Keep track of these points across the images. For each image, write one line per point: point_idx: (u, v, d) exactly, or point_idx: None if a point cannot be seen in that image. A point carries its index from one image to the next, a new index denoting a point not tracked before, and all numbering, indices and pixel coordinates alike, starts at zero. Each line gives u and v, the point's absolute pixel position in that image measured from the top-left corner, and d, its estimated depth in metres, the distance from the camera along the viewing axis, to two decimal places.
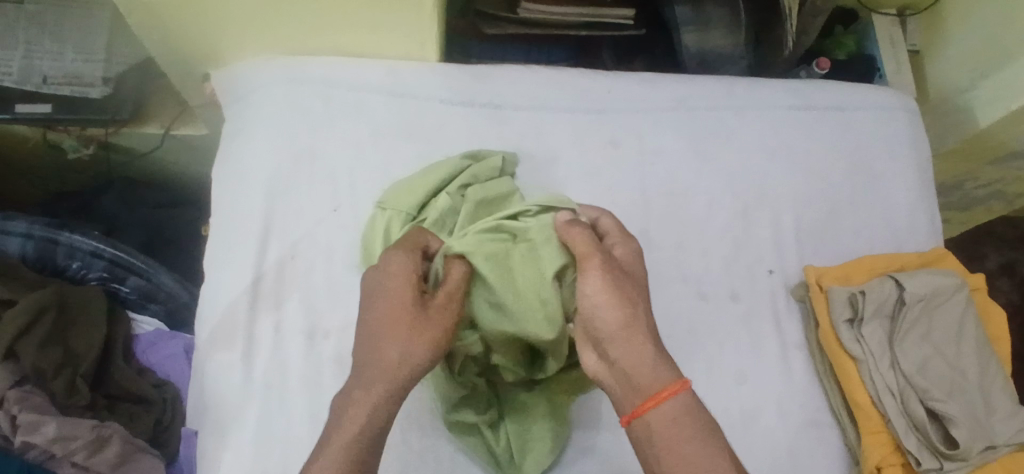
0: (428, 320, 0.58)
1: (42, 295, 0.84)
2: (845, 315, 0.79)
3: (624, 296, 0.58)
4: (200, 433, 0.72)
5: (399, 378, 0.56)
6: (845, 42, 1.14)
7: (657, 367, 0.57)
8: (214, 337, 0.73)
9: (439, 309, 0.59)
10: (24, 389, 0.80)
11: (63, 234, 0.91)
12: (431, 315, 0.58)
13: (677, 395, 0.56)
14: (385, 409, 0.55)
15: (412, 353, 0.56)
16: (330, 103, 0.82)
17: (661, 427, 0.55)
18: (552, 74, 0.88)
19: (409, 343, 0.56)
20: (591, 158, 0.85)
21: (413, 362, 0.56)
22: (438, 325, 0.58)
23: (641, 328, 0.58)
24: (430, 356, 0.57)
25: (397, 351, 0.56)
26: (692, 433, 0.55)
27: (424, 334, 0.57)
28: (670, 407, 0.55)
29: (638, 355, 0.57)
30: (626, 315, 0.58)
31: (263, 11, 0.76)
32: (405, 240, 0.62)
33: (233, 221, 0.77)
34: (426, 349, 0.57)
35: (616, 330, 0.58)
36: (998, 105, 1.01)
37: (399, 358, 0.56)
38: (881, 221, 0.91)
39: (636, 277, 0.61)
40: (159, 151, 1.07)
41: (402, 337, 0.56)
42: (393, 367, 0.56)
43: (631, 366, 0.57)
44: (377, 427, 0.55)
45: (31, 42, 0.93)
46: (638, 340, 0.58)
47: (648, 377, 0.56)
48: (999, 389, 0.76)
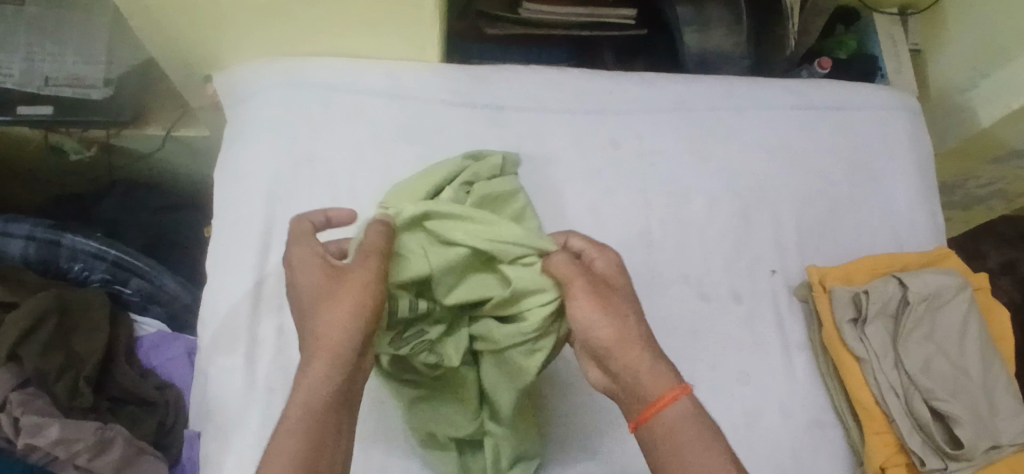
0: (342, 287, 0.54)
1: (43, 298, 0.83)
2: (848, 315, 0.79)
3: (614, 311, 0.56)
4: (203, 436, 0.72)
5: (333, 353, 0.53)
6: (846, 43, 1.13)
7: (655, 372, 0.55)
8: (216, 339, 0.73)
9: (355, 271, 0.55)
10: (26, 392, 0.80)
11: (65, 235, 0.91)
12: (344, 282, 0.55)
13: (684, 395, 0.55)
14: (326, 385, 0.53)
15: (333, 324, 0.53)
16: (330, 105, 0.82)
17: (676, 426, 0.54)
18: (553, 74, 0.88)
19: (328, 316, 0.54)
20: (593, 159, 0.85)
21: (338, 332, 0.53)
22: (354, 287, 0.54)
23: (634, 337, 0.56)
24: (353, 317, 0.53)
25: (321, 327, 0.54)
26: (704, 431, 0.54)
27: (341, 302, 0.54)
28: (671, 412, 0.54)
29: (640, 365, 0.55)
30: (617, 330, 0.56)
31: (264, 12, 0.76)
32: (297, 233, 0.61)
33: (234, 223, 0.77)
34: (348, 315, 0.53)
35: (612, 344, 0.56)
36: (1000, 104, 1.01)
37: (323, 333, 0.54)
38: (883, 221, 0.91)
39: (620, 289, 0.58)
40: (159, 152, 1.07)
41: (323, 313, 0.54)
42: (323, 342, 0.54)
43: (636, 371, 0.55)
44: (322, 405, 0.52)
45: (31, 45, 0.93)
46: (639, 346, 0.56)
47: (653, 379, 0.55)
48: (1004, 388, 0.76)
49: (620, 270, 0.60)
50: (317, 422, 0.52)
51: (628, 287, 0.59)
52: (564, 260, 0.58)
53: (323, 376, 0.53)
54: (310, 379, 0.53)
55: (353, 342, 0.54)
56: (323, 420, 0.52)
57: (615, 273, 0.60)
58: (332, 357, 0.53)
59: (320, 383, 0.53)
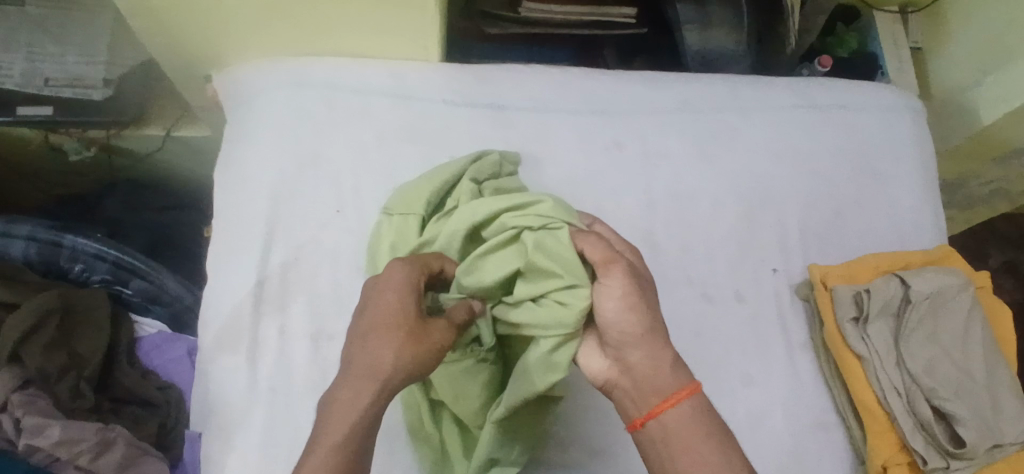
0: (420, 333, 0.54)
1: (48, 298, 0.83)
2: (850, 314, 0.79)
3: (649, 300, 0.56)
4: (205, 437, 0.72)
5: (378, 384, 0.52)
6: (846, 40, 1.14)
7: (674, 367, 0.55)
8: (219, 340, 0.73)
9: (437, 329, 0.55)
10: (28, 393, 0.78)
11: (66, 237, 0.91)
12: (425, 330, 0.54)
13: (699, 393, 0.56)
14: (368, 419, 0.51)
15: (395, 359, 0.52)
16: (334, 106, 0.81)
17: (689, 422, 0.54)
18: (555, 74, 0.88)
19: (399, 356, 0.52)
20: (595, 159, 0.84)
21: (401, 376, 0.52)
22: (430, 343, 0.54)
23: (661, 330, 0.56)
24: (418, 373, 0.53)
25: (386, 361, 0.52)
26: (717, 430, 0.55)
27: (416, 349, 0.53)
28: (686, 407, 0.55)
29: (663, 358, 0.55)
30: (647, 318, 0.55)
31: (267, 12, 0.76)
32: (417, 254, 0.59)
33: (238, 224, 0.77)
34: (415, 363, 0.53)
35: (639, 333, 0.55)
36: (1002, 103, 1.01)
37: (385, 369, 0.52)
38: (886, 220, 0.91)
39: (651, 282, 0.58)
40: (161, 152, 1.06)
41: (388, 342, 0.52)
42: (380, 377, 0.52)
43: (658, 363, 0.55)
44: (359, 438, 0.51)
45: (32, 44, 0.94)
46: (663, 339, 0.56)
47: (673, 373, 0.55)
48: (1006, 388, 0.76)
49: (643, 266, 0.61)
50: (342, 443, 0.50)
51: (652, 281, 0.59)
52: (603, 242, 0.57)
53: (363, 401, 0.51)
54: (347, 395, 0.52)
55: (399, 384, 0.53)
56: (346, 442, 0.50)
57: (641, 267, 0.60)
58: (375, 389, 0.52)
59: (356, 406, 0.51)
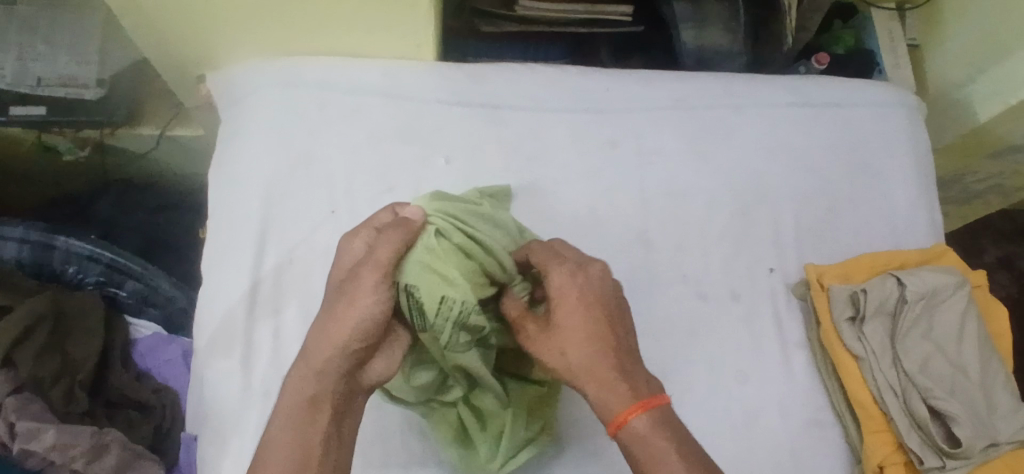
0: (343, 300, 0.57)
1: (39, 302, 0.83)
2: (846, 314, 0.79)
3: (551, 348, 0.58)
4: (200, 440, 0.72)
5: (312, 362, 0.56)
6: (843, 38, 1.13)
7: (601, 398, 0.57)
8: (214, 342, 0.73)
9: (360, 285, 0.56)
10: (24, 396, 0.78)
11: (58, 238, 0.90)
12: (348, 295, 0.56)
13: (635, 417, 0.56)
14: (309, 392, 0.56)
15: (328, 333, 0.56)
16: (327, 106, 0.81)
17: (631, 449, 0.56)
18: (550, 72, 0.87)
19: (320, 329, 0.57)
20: (590, 159, 0.84)
21: (326, 345, 0.56)
22: (349, 305, 0.56)
23: (573, 367, 0.58)
24: (344, 335, 0.56)
25: (313, 338, 0.57)
26: (659, 449, 0.55)
27: (342, 317, 0.56)
28: (623, 434, 0.56)
29: (586, 396, 0.58)
30: (557, 360, 0.58)
31: (256, 10, 0.75)
32: (360, 225, 0.62)
33: (230, 226, 0.77)
34: (348, 329, 0.56)
35: (559, 374, 0.59)
36: (998, 101, 1.01)
37: (314, 343, 0.57)
38: (882, 218, 0.91)
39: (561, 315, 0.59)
40: (154, 152, 1.06)
41: (319, 320, 0.58)
42: (313, 351, 0.57)
43: (585, 398, 0.58)
44: (304, 412, 0.56)
45: (22, 44, 0.93)
46: (583, 375, 0.57)
47: (602, 402, 0.57)
48: (1000, 386, 0.76)
49: (563, 292, 0.59)
50: (303, 422, 0.55)
51: (571, 313, 0.58)
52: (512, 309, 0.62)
53: (304, 383, 0.56)
54: (298, 383, 0.57)
55: (340, 355, 0.56)
56: (311, 420, 0.55)
57: (556, 294, 0.59)
58: (321, 366, 0.56)
59: (306, 390, 0.56)
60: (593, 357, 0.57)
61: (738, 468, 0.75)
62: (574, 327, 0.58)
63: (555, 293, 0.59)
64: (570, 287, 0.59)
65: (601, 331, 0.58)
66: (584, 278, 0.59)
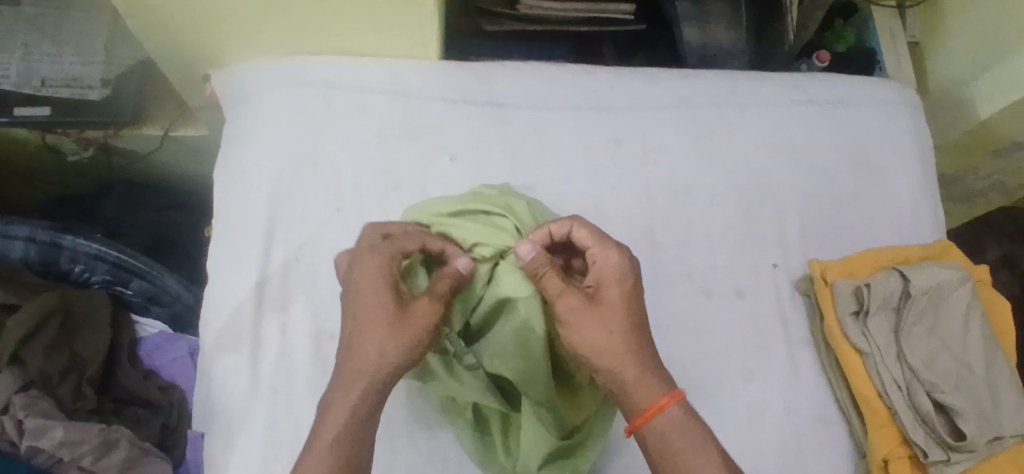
0: (406, 325, 0.58)
1: (47, 299, 0.83)
2: (850, 308, 0.79)
3: (600, 326, 0.58)
4: (207, 437, 0.72)
5: (370, 380, 0.57)
6: (845, 36, 1.14)
7: (644, 382, 0.58)
8: (221, 340, 0.73)
9: (423, 312, 0.58)
10: (31, 394, 0.78)
11: (66, 237, 0.90)
12: (409, 320, 0.58)
13: (670, 405, 0.57)
14: (362, 411, 0.56)
15: (387, 354, 0.57)
16: (332, 104, 0.81)
17: (662, 436, 0.57)
18: (554, 70, 0.88)
19: (383, 348, 0.57)
20: (595, 157, 0.85)
21: (389, 364, 0.57)
22: (415, 329, 0.58)
23: (621, 347, 0.58)
24: (405, 358, 0.57)
25: (374, 353, 0.57)
26: (694, 439, 0.57)
27: (405, 342, 0.57)
28: (660, 421, 0.57)
29: (624, 380, 0.58)
30: (603, 338, 0.58)
31: (262, 11, 0.76)
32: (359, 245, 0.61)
33: (236, 224, 0.77)
34: (407, 354, 0.57)
35: (599, 352, 0.58)
36: (1001, 97, 1.01)
37: (375, 361, 0.57)
38: (884, 215, 0.91)
39: (611, 297, 0.59)
40: (158, 152, 1.06)
41: (378, 338, 0.57)
42: (371, 367, 0.57)
43: (621, 381, 0.58)
44: (357, 429, 0.56)
45: (29, 44, 0.94)
46: (624, 358, 0.58)
47: (642, 388, 0.58)
48: (1005, 381, 0.76)
49: (610, 275, 0.60)
50: (353, 441, 0.55)
51: (617, 296, 0.59)
52: (553, 279, 0.58)
53: (360, 403, 0.56)
54: (343, 396, 0.57)
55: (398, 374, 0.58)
56: (360, 440, 0.56)
57: (610, 277, 0.60)
58: (373, 384, 0.57)
59: (355, 407, 0.56)
60: (638, 342, 0.59)
61: (744, 463, 0.75)
62: (618, 309, 0.59)
63: (606, 276, 0.60)
64: (622, 270, 0.60)
65: (641, 319, 0.60)
66: (633, 267, 0.60)
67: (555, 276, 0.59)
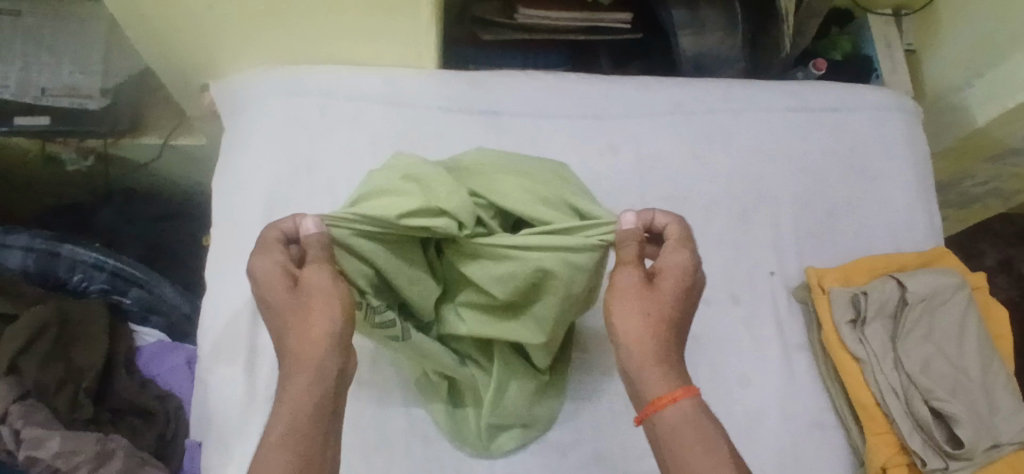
0: (310, 297, 0.57)
1: (42, 310, 0.84)
2: (846, 316, 0.79)
3: (646, 306, 0.58)
4: (204, 446, 0.72)
5: (304, 362, 0.55)
6: (840, 43, 1.14)
7: (665, 372, 0.57)
8: (218, 348, 0.73)
9: (318, 278, 0.58)
10: (28, 403, 0.78)
11: (63, 247, 0.92)
12: (309, 295, 0.57)
13: (684, 402, 0.55)
14: (309, 392, 0.54)
15: (309, 331, 0.56)
16: (329, 113, 0.82)
17: (669, 429, 0.55)
18: (550, 78, 0.88)
19: (302, 326, 0.56)
20: (591, 164, 0.85)
21: (315, 339, 0.56)
22: (319, 295, 0.57)
23: (656, 333, 0.57)
24: (329, 326, 0.56)
25: (296, 335, 0.56)
26: (704, 438, 0.54)
27: (315, 312, 0.56)
28: (671, 411, 0.55)
29: (645, 363, 0.57)
30: (644, 317, 0.58)
31: (258, 21, 0.76)
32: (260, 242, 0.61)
33: (233, 232, 0.77)
34: (330, 322, 0.56)
35: (635, 330, 0.57)
36: (996, 104, 1.01)
37: (301, 343, 0.56)
38: (881, 221, 0.91)
39: (665, 287, 0.59)
40: (159, 162, 1.07)
41: (296, 320, 0.57)
42: (301, 351, 0.56)
43: (643, 363, 0.57)
44: (308, 409, 0.54)
45: (27, 55, 0.95)
46: (654, 342, 0.57)
47: (661, 376, 0.56)
48: (1002, 387, 0.76)
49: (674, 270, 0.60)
50: (306, 424, 0.53)
51: (672, 286, 0.59)
52: (629, 249, 0.59)
53: (302, 386, 0.54)
54: (291, 387, 0.55)
55: (330, 345, 0.56)
56: (315, 419, 0.54)
57: (671, 270, 0.59)
58: (312, 362, 0.55)
59: (299, 393, 0.54)
60: (674, 337, 0.58)
61: None
62: (668, 297, 0.59)
63: (668, 268, 0.60)
64: (689, 269, 0.60)
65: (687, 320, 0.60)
66: (698, 272, 0.60)
67: (632, 247, 0.59)
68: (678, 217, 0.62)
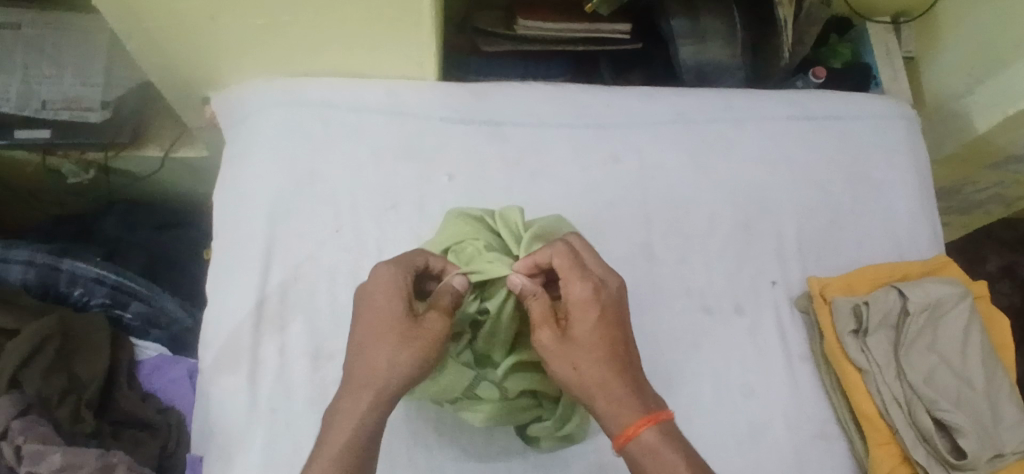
0: (416, 333, 0.59)
1: (44, 324, 0.83)
2: (850, 326, 0.79)
3: (568, 359, 0.60)
4: (206, 459, 0.72)
5: (381, 391, 0.58)
6: (841, 51, 1.13)
7: (619, 410, 0.59)
8: (220, 361, 0.73)
9: (429, 321, 0.59)
10: (29, 419, 0.77)
11: (64, 261, 0.92)
12: (418, 330, 0.59)
13: (644, 430, 0.58)
14: (373, 419, 0.57)
15: (398, 366, 0.58)
16: (330, 126, 0.82)
17: (643, 458, 0.58)
18: (550, 89, 0.88)
19: (395, 354, 0.58)
20: (592, 173, 0.85)
21: (400, 375, 0.58)
22: (422, 337, 0.59)
23: (595, 378, 0.59)
24: (418, 367, 0.58)
25: (386, 360, 0.58)
26: (669, 461, 0.58)
27: (412, 346, 0.58)
28: (635, 444, 0.58)
29: (599, 407, 0.59)
30: (575, 371, 0.60)
31: (258, 33, 0.76)
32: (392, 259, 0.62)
33: (235, 245, 0.77)
34: (419, 361, 0.58)
35: (574, 383, 0.60)
36: (996, 111, 1.01)
37: (385, 369, 0.58)
38: (883, 229, 0.91)
39: (582, 329, 0.60)
40: (160, 172, 1.07)
41: (391, 346, 0.58)
42: (383, 377, 0.58)
43: (596, 409, 0.60)
44: (366, 433, 0.57)
45: (29, 67, 0.95)
46: (599, 386, 0.59)
47: (616, 415, 0.59)
48: (1006, 396, 0.76)
49: (584, 302, 0.61)
50: (362, 449, 0.57)
51: (590, 326, 0.60)
52: (538, 308, 0.62)
53: (367, 412, 0.57)
54: (352, 405, 0.58)
55: (405, 385, 0.58)
56: (369, 445, 0.57)
57: (579, 309, 0.61)
58: (383, 397, 0.58)
59: (365, 417, 0.57)
60: (615, 367, 0.60)
61: None
62: (593, 338, 0.60)
63: (574, 308, 0.61)
64: (588, 300, 0.61)
65: (613, 340, 0.61)
66: (604, 293, 0.61)
67: (538, 307, 0.62)
68: (558, 243, 0.63)
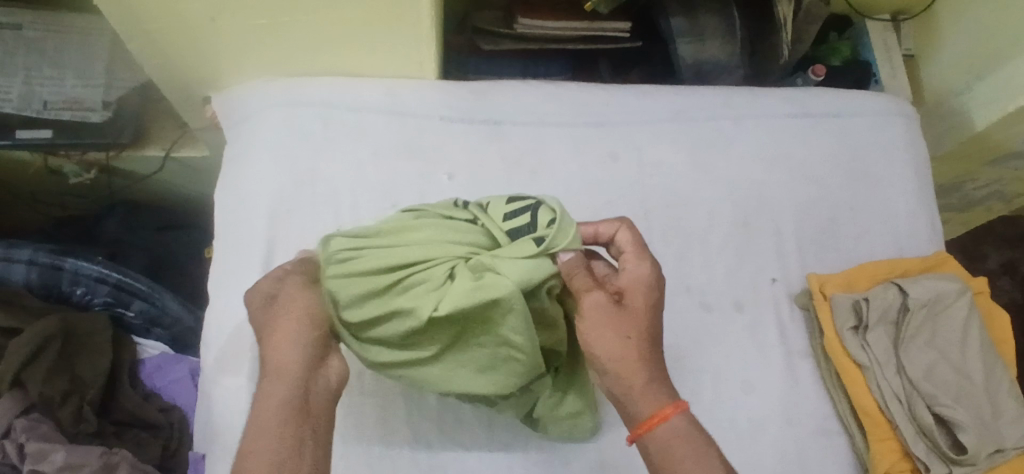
0: (285, 311, 0.61)
1: (47, 324, 0.83)
2: (849, 322, 0.79)
3: (620, 328, 0.59)
4: (208, 457, 0.72)
5: (283, 367, 0.58)
6: (839, 49, 1.13)
7: (656, 390, 0.59)
8: (222, 359, 0.73)
9: (291, 296, 0.61)
10: (32, 417, 0.79)
11: (67, 260, 0.92)
12: (288, 307, 0.61)
13: (676, 415, 0.58)
14: (285, 394, 0.57)
15: (284, 344, 0.59)
16: (329, 125, 0.82)
17: (666, 443, 0.57)
18: (550, 87, 0.88)
19: (275, 334, 0.60)
20: (591, 171, 0.85)
21: (290, 347, 0.59)
22: (290, 309, 0.61)
23: (640, 354, 0.59)
24: (301, 334, 0.59)
25: (271, 343, 0.59)
26: (696, 447, 0.57)
27: (286, 319, 0.60)
28: (668, 426, 0.57)
29: (638, 383, 0.58)
30: (624, 342, 0.59)
31: (257, 33, 0.76)
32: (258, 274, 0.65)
33: (236, 244, 0.77)
34: (297, 330, 0.60)
35: (620, 352, 0.58)
36: (995, 107, 1.01)
37: (275, 349, 0.59)
38: (882, 226, 0.91)
39: (637, 306, 0.60)
40: (161, 173, 1.07)
41: (273, 330, 0.60)
42: (278, 357, 0.59)
43: (633, 384, 0.58)
44: (287, 409, 0.57)
45: (29, 68, 0.95)
46: (643, 362, 0.59)
47: (652, 395, 0.58)
48: (1006, 391, 0.76)
49: (641, 281, 0.61)
50: (288, 422, 0.56)
51: (643, 304, 0.61)
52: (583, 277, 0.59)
53: (277, 390, 0.57)
54: (266, 395, 0.58)
55: (300, 353, 0.59)
56: (294, 418, 0.56)
57: (635, 287, 0.61)
58: (287, 372, 0.58)
59: (277, 396, 0.57)
60: (655, 350, 0.60)
61: None
62: (649, 315, 0.60)
63: (632, 284, 0.61)
64: (647, 281, 0.62)
65: (657, 323, 0.61)
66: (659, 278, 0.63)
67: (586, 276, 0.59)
68: (625, 223, 0.64)
